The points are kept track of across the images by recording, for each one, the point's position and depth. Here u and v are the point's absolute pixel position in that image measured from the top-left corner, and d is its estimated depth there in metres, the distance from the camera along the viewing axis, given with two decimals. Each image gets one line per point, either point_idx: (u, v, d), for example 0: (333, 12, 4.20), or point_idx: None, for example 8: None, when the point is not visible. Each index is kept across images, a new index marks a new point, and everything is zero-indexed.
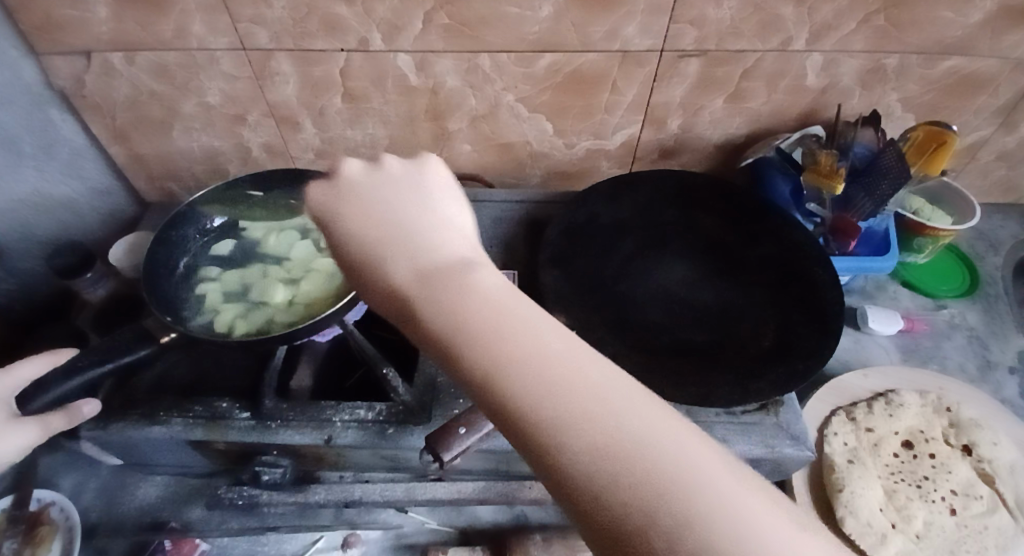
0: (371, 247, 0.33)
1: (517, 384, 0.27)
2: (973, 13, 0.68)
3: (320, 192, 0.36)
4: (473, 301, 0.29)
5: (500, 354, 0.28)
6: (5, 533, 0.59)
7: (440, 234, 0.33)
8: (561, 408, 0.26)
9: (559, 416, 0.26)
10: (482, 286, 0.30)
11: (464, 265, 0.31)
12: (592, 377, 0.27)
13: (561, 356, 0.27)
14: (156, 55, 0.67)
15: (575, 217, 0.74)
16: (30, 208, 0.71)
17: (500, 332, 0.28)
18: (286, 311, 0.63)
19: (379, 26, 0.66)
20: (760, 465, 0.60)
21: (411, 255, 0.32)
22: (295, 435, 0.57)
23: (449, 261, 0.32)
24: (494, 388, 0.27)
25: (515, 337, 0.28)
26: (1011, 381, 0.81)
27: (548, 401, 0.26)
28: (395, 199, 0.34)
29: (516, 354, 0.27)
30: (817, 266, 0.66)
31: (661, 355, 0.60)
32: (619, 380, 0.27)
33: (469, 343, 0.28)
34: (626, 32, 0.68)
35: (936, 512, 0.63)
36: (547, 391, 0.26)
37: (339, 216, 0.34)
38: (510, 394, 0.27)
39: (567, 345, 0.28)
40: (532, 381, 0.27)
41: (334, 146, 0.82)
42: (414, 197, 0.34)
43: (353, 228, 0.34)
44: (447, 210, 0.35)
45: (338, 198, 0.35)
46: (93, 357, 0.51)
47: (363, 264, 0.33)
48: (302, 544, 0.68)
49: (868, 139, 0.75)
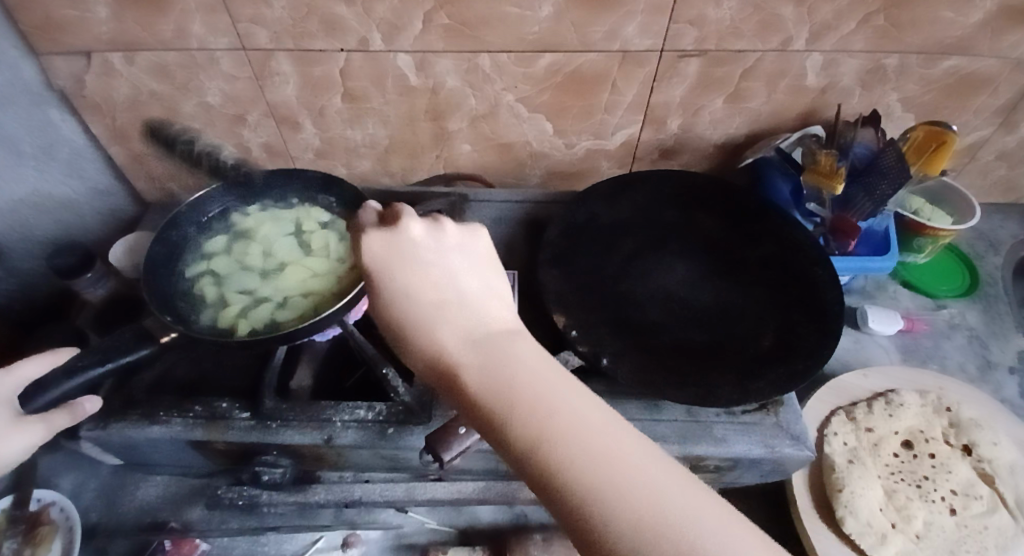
0: (418, 312, 0.35)
1: (560, 459, 0.28)
2: (973, 13, 0.68)
3: (377, 243, 0.36)
4: (521, 371, 0.32)
5: (542, 428, 0.30)
6: (5, 533, 0.60)
7: (481, 307, 0.36)
8: (604, 482, 0.27)
9: (602, 481, 0.27)
10: (528, 359, 0.33)
11: (504, 338, 0.34)
12: (630, 453, 0.29)
13: (600, 431, 0.30)
14: (156, 55, 0.68)
15: (575, 217, 0.74)
16: (31, 208, 0.71)
17: (548, 402, 0.30)
18: (284, 311, 0.63)
19: (379, 26, 0.66)
20: (760, 465, 0.59)
21: (455, 326, 0.34)
22: (296, 435, 0.57)
23: (490, 333, 0.34)
24: (540, 454, 0.29)
25: (555, 411, 0.30)
26: (1011, 381, 0.81)
27: (595, 470, 0.28)
28: (447, 263, 0.36)
29: (563, 424, 0.30)
30: (817, 266, 0.66)
31: (661, 355, 0.60)
32: (655, 455, 0.29)
33: (518, 409, 0.30)
34: (626, 32, 0.68)
35: (937, 512, 0.63)
36: (592, 458, 0.28)
37: (386, 273, 0.35)
38: (554, 468, 0.28)
39: (603, 420, 0.30)
40: (577, 447, 0.29)
41: (334, 146, 0.82)
42: (459, 265, 0.37)
43: (407, 286, 0.35)
44: (488, 281, 0.37)
45: (387, 255, 0.36)
46: (93, 357, 0.51)
47: (408, 328, 0.34)
48: (302, 544, 0.67)
49: (868, 139, 0.74)
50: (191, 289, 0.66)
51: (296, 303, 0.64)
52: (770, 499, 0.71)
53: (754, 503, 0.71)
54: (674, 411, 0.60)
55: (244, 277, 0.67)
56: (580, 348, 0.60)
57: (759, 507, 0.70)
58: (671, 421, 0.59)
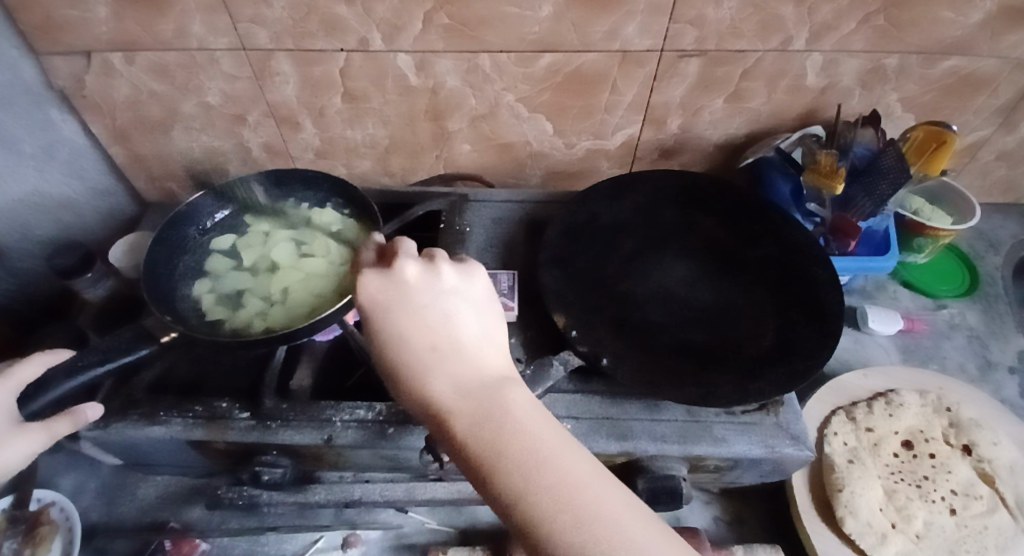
0: (422, 355, 0.39)
1: (545, 508, 0.33)
2: (973, 13, 0.68)
3: (374, 284, 0.42)
4: (510, 420, 0.36)
5: (532, 476, 0.34)
6: (5, 533, 0.60)
7: (480, 352, 0.40)
8: (585, 533, 0.32)
9: (576, 535, 0.32)
10: (519, 409, 0.37)
11: (500, 385, 0.39)
12: (609, 503, 0.33)
13: (583, 482, 0.34)
14: (156, 56, 0.68)
15: (575, 217, 0.74)
16: (30, 208, 0.71)
17: (536, 453, 0.35)
18: (284, 310, 0.63)
19: (378, 26, 0.66)
20: (761, 465, 0.59)
21: (454, 372, 0.38)
22: (295, 435, 0.57)
23: (488, 379, 0.39)
24: (522, 503, 0.33)
25: (545, 460, 0.35)
26: (1011, 381, 0.81)
27: (574, 522, 0.32)
28: (449, 312, 0.41)
29: (546, 477, 0.34)
30: (816, 266, 0.67)
31: (661, 355, 0.60)
32: (632, 510, 0.34)
33: (504, 459, 0.35)
34: (626, 32, 0.68)
35: (936, 512, 0.63)
36: (565, 511, 0.32)
37: (393, 315, 0.40)
38: (539, 518, 0.32)
39: (587, 471, 0.35)
40: (555, 497, 0.33)
41: (334, 146, 0.82)
42: (463, 310, 0.42)
43: (405, 330, 0.40)
44: (488, 327, 0.42)
45: (395, 298, 0.41)
46: (94, 357, 0.51)
47: (411, 368, 0.38)
48: (302, 544, 0.67)
49: (868, 139, 0.75)
50: (194, 290, 0.66)
51: (301, 301, 0.64)
52: (768, 499, 0.71)
53: (754, 503, 0.70)
54: (674, 412, 0.60)
55: (248, 278, 0.68)
56: (580, 349, 0.60)
57: (759, 508, 0.70)
58: (671, 421, 0.59)
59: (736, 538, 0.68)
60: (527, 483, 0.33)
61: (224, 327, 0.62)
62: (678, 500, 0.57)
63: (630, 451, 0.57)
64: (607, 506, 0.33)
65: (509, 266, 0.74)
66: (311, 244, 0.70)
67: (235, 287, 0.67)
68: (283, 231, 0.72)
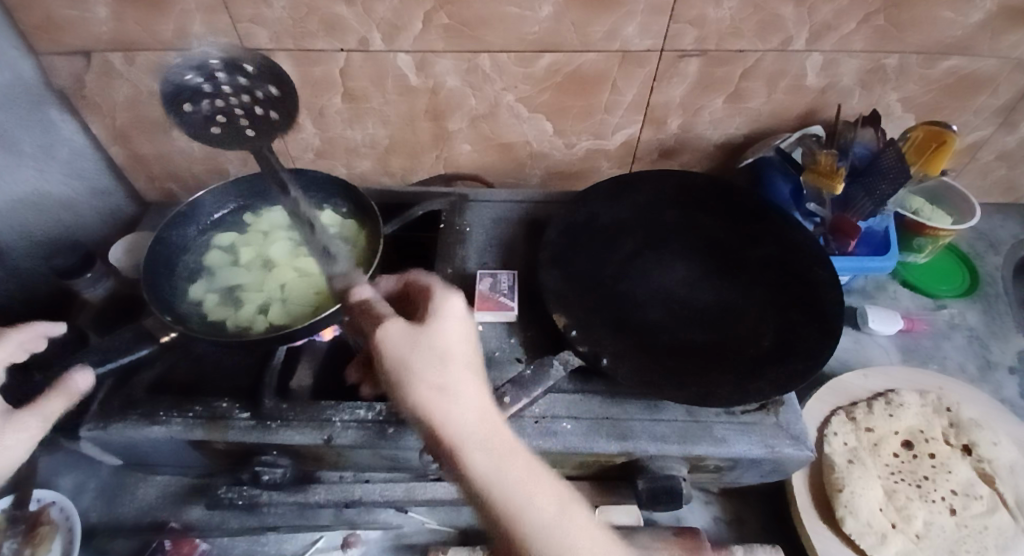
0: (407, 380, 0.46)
1: (499, 501, 0.41)
2: (973, 13, 0.68)
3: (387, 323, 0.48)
4: (475, 430, 0.44)
5: (492, 476, 0.41)
6: (6, 533, 0.60)
7: (456, 371, 0.47)
8: (529, 519, 0.40)
9: (520, 522, 0.40)
10: (482, 420, 0.45)
11: (470, 401, 0.45)
12: (548, 495, 0.41)
13: (529, 479, 0.42)
14: (156, 55, 0.68)
15: (575, 217, 0.74)
16: (30, 208, 0.71)
17: (494, 457, 0.43)
18: (284, 310, 0.64)
19: (378, 26, 0.66)
20: (761, 465, 0.59)
21: (433, 391, 0.45)
22: (295, 435, 0.57)
23: (461, 397, 0.45)
24: (484, 495, 0.41)
25: (501, 462, 0.42)
26: (1011, 381, 0.81)
27: (521, 511, 0.40)
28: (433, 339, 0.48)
29: (502, 478, 0.42)
30: (817, 266, 0.67)
31: (661, 355, 0.60)
32: (565, 501, 0.42)
33: (470, 462, 0.42)
34: (626, 32, 0.68)
35: (937, 512, 0.63)
36: (515, 503, 0.40)
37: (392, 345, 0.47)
38: (496, 508, 0.40)
39: (533, 469, 0.43)
40: (508, 492, 0.41)
41: (334, 146, 0.82)
42: (444, 336, 0.48)
43: (399, 356, 0.47)
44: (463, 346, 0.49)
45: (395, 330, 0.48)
46: (94, 357, 0.54)
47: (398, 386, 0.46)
48: (302, 544, 0.67)
49: (868, 139, 0.74)
50: (196, 290, 0.66)
51: (302, 302, 0.64)
52: (767, 499, 0.71)
53: (754, 504, 0.70)
54: (674, 412, 0.60)
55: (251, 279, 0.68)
56: (580, 348, 0.60)
57: (758, 508, 0.70)
58: (671, 421, 0.59)
59: (736, 538, 0.68)
60: (487, 482, 0.41)
61: (226, 327, 0.62)
62: (678, 500, 0.56)
63: (630, 451, 0.57)
64: (546, 497, 0.41)
65: (509, 266, 0.74)
66: (312, 244, 0.70)
67: (234, 286, 0.67)
68: (285, 232, 0.72)
